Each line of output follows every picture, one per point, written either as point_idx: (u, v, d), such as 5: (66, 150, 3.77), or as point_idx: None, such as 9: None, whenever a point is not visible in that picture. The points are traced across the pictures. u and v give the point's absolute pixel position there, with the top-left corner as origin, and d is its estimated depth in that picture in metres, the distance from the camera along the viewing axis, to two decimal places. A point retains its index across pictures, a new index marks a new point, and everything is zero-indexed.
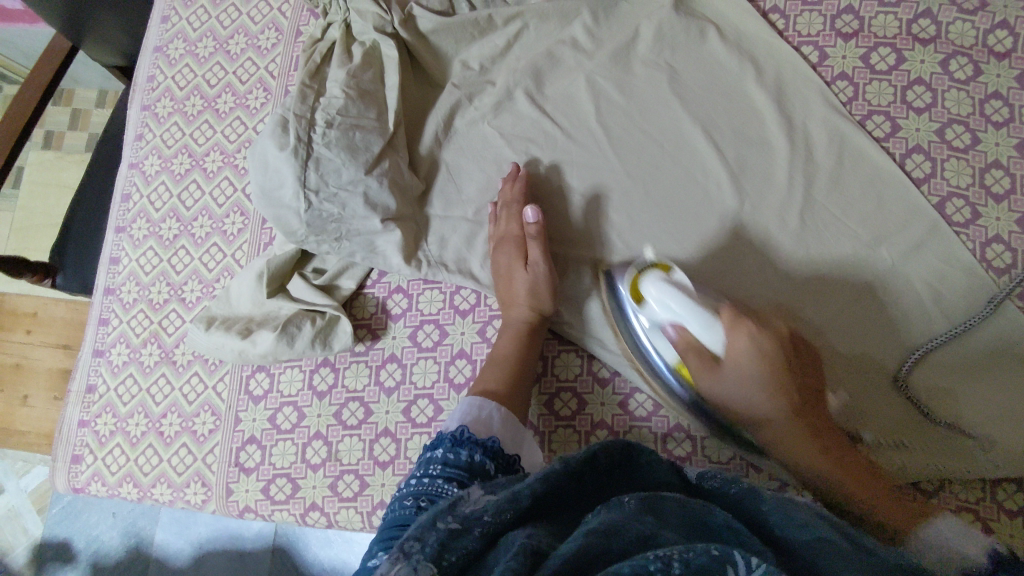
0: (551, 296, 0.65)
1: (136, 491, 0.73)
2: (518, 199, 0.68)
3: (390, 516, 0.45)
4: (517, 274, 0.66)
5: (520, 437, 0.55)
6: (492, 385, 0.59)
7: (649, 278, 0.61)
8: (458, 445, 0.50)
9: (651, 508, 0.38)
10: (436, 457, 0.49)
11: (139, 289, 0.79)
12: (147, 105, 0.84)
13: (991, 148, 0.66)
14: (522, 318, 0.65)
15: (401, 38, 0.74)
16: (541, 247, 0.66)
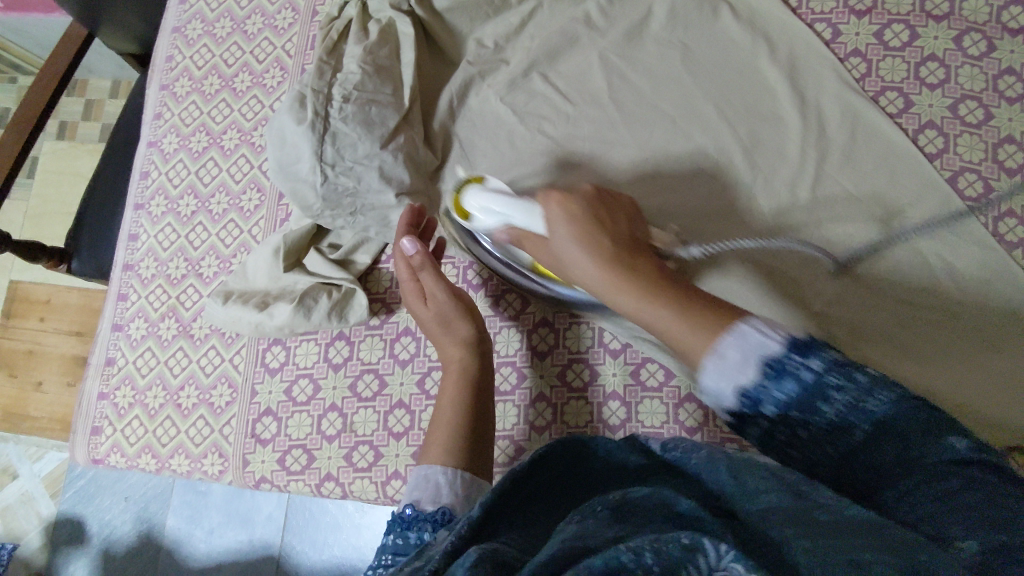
0: (466, 317, 0.66)
1: (154, 462, 0.74)
2: (399, 234, 0.68)
3: None
4: (429, 307, 0.66)
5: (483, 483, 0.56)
6: (446, 439, 0.59)
7: (468, 193, 0.66)
8: (407, 527, 0.50)
9: (618, 513, 0.38)
10: (387, 545, 0.49)
11: (157, 264, 0.80)
12: (165, 84, 0.85)
13: (1004, 123, 0.66)
14: (454, 355, 0.64)
15: (416, 15, 0.75)
16: (429, 264, 0.66)
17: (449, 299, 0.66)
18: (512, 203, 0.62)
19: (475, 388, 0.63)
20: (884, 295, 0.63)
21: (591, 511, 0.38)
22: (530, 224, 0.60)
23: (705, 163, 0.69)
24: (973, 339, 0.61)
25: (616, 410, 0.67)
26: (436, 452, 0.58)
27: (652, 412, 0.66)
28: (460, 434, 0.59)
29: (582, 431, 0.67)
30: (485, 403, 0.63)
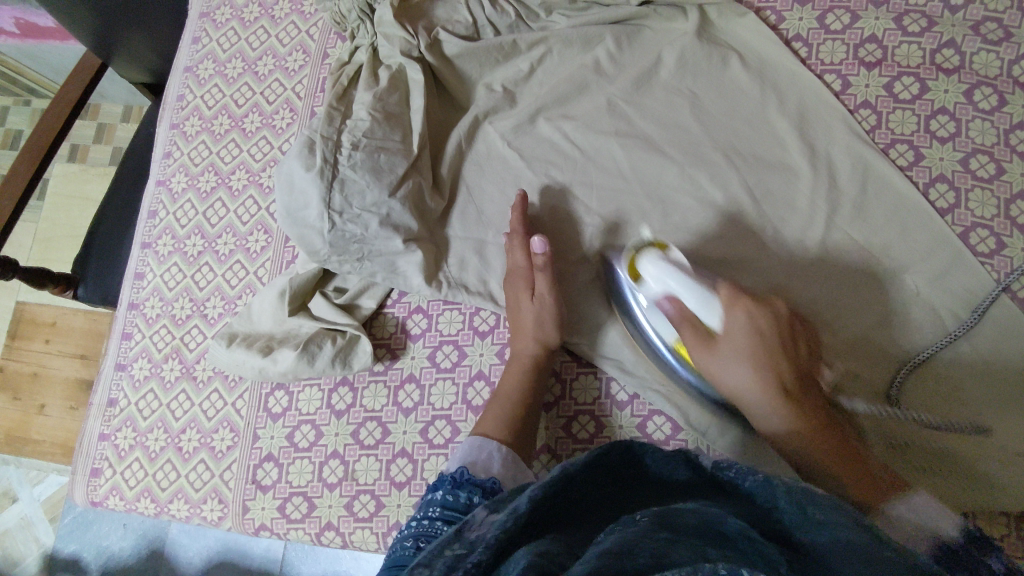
0: (556, 326, 0.66)
1: (153, 506, 0.73)
2: (520, 233, 0.69)
3: (391, 556, 0.47)
4: (523, 304, 0.67)
5: (521, 478, 0.57)
6: (497, 422, 0.61)
7: (648, 257, 0.61)
8: (457, 486, 0.52)
9: (663, 524, 0.35)
10: (436, 499, 0.51)
11: (162, 304, 0.79)
12: (176, 123, 0.86)
13: (1017, 179, 0.66)
14: (532, 350, 0.66)
15: (426, 62, 0.75)
16: (548, 278, 0.66)
17: (546, 306, 0.66)
18: (692, 283, 0.57)
19: (534, 383, 0.65)
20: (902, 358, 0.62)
21: (630, 521, 0.37)
22: (701, 315, 0.57)
23: (712, 213, 0.69)
24: (989, 400, 0.60)
25: None
26: (491, 427, 0.60)
27: None
28: (512, 419, 0.61)
29: None
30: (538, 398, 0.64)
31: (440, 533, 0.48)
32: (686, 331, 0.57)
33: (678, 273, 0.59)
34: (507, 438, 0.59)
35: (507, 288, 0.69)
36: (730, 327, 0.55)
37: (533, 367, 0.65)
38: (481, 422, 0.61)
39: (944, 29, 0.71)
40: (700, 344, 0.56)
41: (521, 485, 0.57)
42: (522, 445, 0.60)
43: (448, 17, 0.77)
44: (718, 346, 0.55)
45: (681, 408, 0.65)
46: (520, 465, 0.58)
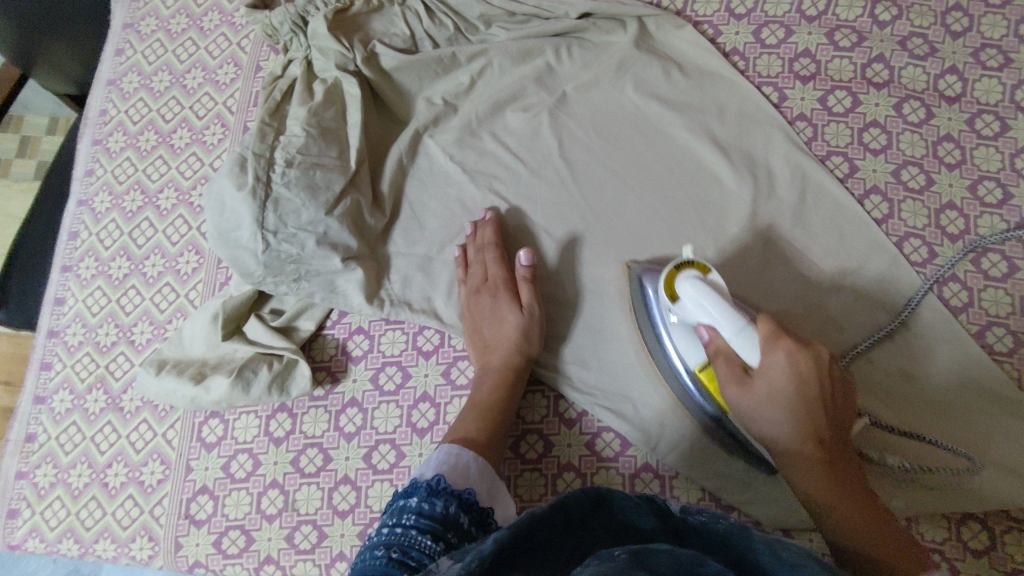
0: (534, 340, 0.65)
1: (76, 548, 0.69)
2: (493, 245, 0.68)
3: (360, 565, 0.44)
4: (509, 315, 0.65)
5: (495, 490, 0.54)
6: (474, 434, 0.59)
7: (684, 276, 0.56)
8: (433, 495, 0.49)
9: (641, 562, 0.35)
10: (410, 505, 0.48)
11: (85, 331, 0.75)
12: (99, 139, 0.82)
13: (944, 190, 0.67)
14: (512, 359, 0.64)
15: (363, 75, 0.73)
16: (532, 290, 0.66)
17: (529, 319, 0.65)
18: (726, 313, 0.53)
19: (508, 396, 0.63)
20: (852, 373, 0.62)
21: (607, 556, 0.36)
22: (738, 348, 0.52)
23: (655, 224, 0.69)
24: (932, 409, 0.60)
25: (571, 480, 0.65)
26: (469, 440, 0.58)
27: (608, 482, 0.64)
28: (488, 434, 0.59)
29: (536, 505, 0.65)
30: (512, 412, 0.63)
31: (414, 543, 0.45)
32: (722, 368, 0.54)
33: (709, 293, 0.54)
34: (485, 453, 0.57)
35: (477, 303, 0.68)
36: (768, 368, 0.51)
37: (507, 379, 0.63)
38: (454, 434, 0.59)
39: (873, 44, 0.73)
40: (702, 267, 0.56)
41: (496, 498, 0.54)
42: (494, 457, 0.58)
43: (385, 30, 0.75)
44: (752, 386, 0.52)
45: (631, 424, 0.64)
46: (494, 475, 0.55)
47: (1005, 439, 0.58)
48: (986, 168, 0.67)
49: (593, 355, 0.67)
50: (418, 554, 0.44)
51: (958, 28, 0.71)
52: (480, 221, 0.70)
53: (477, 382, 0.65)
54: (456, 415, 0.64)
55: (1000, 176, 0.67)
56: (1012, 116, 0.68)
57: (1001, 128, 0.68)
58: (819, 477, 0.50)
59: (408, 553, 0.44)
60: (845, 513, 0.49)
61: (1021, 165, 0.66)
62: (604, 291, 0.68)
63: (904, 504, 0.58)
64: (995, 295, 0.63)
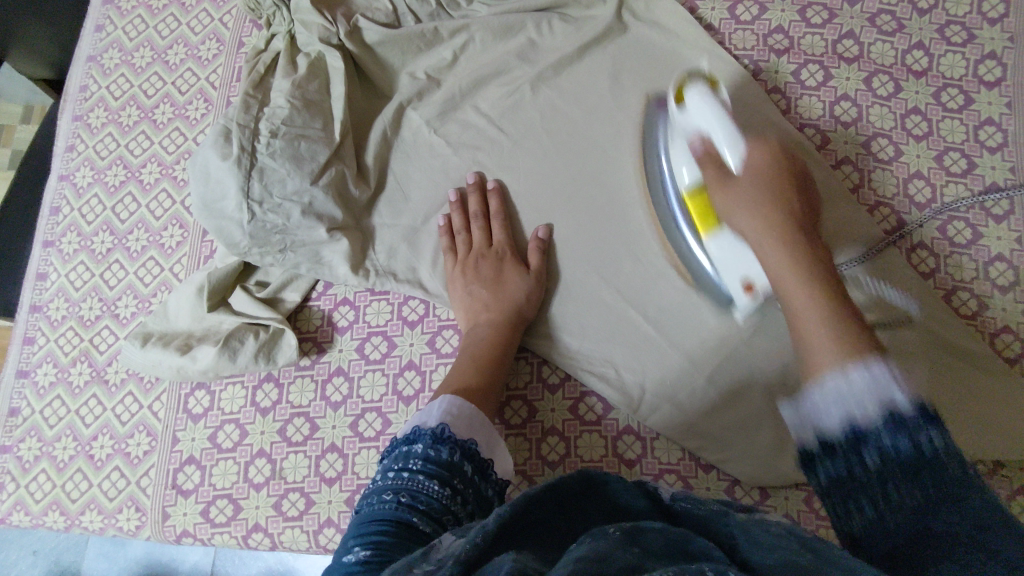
0: (535, 306, 0.68)
1: (63, 520, 0.69)
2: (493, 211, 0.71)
3: (367, 510, 0.46)
4: (514, 278, 0.68)
5: (494, 443, 0.56)
6: (467, 391, 0.60)
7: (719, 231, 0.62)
8: (438, 442, 0.51)
9: (634, 540, 0.37)
10: (415, 452, 0.50)
11: (68, 305, 0.75)
12: (79, 115, 0.81)
13: (912, 160, 0.69)
14: (512, 319, 0.66)
15: (346, 49, 0.74)
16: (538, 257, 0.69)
17: (535, 284, 0.68)
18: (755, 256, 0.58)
19: (503, 352, 0.65)
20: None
21: (600, 534, 0.37)
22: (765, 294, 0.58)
23: (636, 193, 0.70)
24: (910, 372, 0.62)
25: (555, 443, 0.66)
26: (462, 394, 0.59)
27: (591, 445, 0.66)
28: (480, 388, 0.61)
29: (521, 468, 0.66)
30: (505, 370, 0.65)
31: (421, 489, 0.47)
32: None
33: (716, 112, 0.60)
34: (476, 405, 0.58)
35: (469, 266, 0.69)
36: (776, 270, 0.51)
37: (504, 338, 0.66)
38: (448, 388, 0.61)
39: (844, 21, 0.75)
40: (718, 183, 0.58)
41: (496, 453, 0.55)
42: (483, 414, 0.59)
43: (367, 4, 0.76)
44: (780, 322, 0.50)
45: (613, 388, 0.66)
46: (491, 430, 0.56)
47: (976, 398, 0.61)
48: (951, 139, 0.70)
49: (577, 319, 0.69)
50: (426, 498, 0.46)
51: (924, 5, 0.74)
52: (469, 190, 0.72)
53: (467, 337, 0.66)
54: (447, 374, 0.66)
55: (964, 147, 0.69)
56: (975, 90, 0.71)
57: (965, 101, 0.70)
58: (832, 330, 0.44)
59: (416, 497, 0.46)
60: (822, 337, 0.44)
61: (984, 137, 0.69)
62: (586, 258, 0.70)
63: None
64: (959, 261, 0.66)
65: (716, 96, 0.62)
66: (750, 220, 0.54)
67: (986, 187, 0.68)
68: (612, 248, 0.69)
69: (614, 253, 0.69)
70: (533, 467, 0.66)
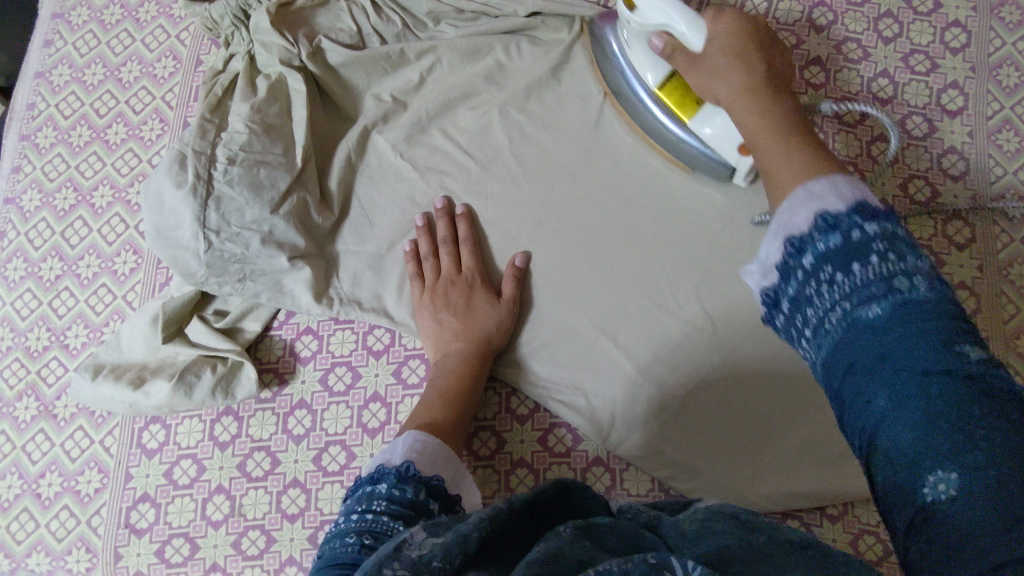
0: (504, 336, 0.67)
1: (8, 563, 0.66)
2: (459, 239, 0.69)
3: (328, 555, 0.43)
4: (481, 308, 0.66)
5: (461, 478, 0.54)
6: (436, 423, 0.59)
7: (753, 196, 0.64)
8: (403, 481, 0.49)
9: (588, 535, 0.37)
10: (380, 492, 0.47)
11: (14, 335, 0.71)
12: (26, 135, 0.78)
13: (877, 189, 0.70)
14: (479, 349, 0.65)
15: (309, 71, 0.72)
16: (505, 285, 0.68)
17: (505, 313, 0.67)
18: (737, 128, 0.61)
19: (473, 382, 0.63)
20: (779, 360, 0.64)
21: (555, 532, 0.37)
22: None
23: (603, 221, 0.70)
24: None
25: (523, 476, 0.65)
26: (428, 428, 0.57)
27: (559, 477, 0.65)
28: (449, 422, 0.60)
29: (488, 502, 0.65)
30: (474, 401, 0.63)
31: (386, 527, 0.44)
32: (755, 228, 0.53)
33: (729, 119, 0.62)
34: (444, 439, 0.57)
35: (437, 295, 0.67)
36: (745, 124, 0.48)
37: (473, 368, 0.64)
38: (415, 420, 0.59)
39: (810, 48, 0.75)
40: (688, 66, 0.57)
41: (461, 486, 0.54)
42: (451, 447, 0.58)
43: (331, 25, 0.74)
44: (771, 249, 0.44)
45: (583, 418, 0.65)
46: (461, 463, 0.55)
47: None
48: (916, 167, 0.70)
49: (546, 348, 0.68)
50: (391, 537, 0.43)
51: (889, 33, 0.74)
52: (437, 215, 0.70)
53: (436, 368, 0.65)
54: (415, 405, 0.64)
55: (928, 175, 0.70)
56: (938, 119, 0.71)
57: (929, 130, 0.71)
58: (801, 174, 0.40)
59: (380, 537, 0.43)
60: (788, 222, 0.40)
61: (947, 165, 0.70)
62: (555, 286, 0.69)
63: (841, 490, 0.61)
64: None
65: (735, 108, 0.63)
66: (731, 79, 0.52)
67: (949, 215, 0.68)
68: (580, 277, 0.69)
69: (584, 282, 0.68)
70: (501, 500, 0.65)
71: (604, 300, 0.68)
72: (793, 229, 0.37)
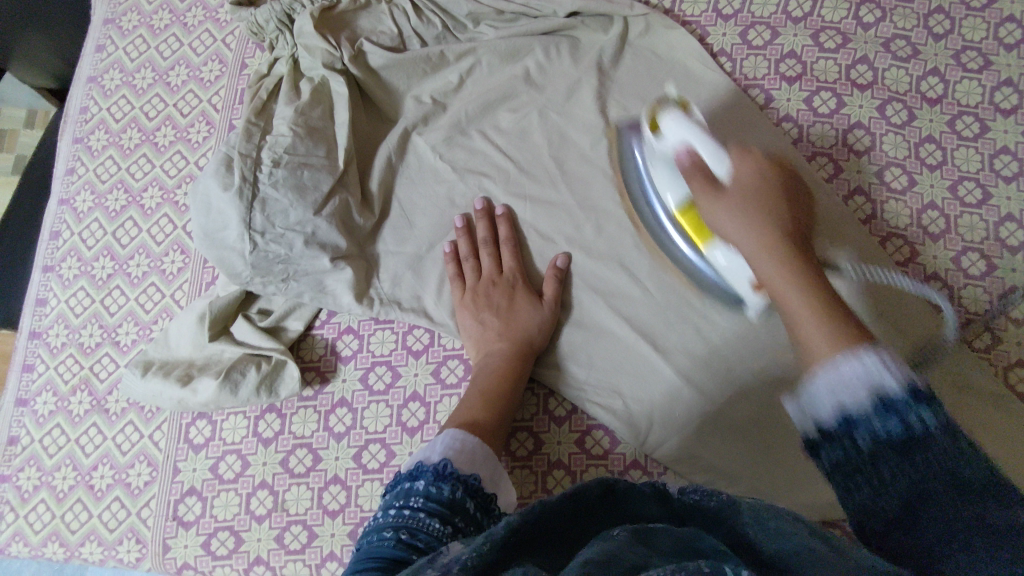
0: (546, 337, 0.67)
1: (62, 551, 0.68)
2: (501, 238, 0.70)
3: (366, 546, 0.44)
4: (525, 309, 0.66)
5: (498, 476, 0.54)
6: (480, 423, 0.59)
7: (671, 117, 0.64)
8: (440, 479, 0.49)
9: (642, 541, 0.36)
10: (417, 489, 0.48)
11: (68, 332, 0.74)
12: (80, 137, 0.80)
13: (926, 191, 0.68)
14: (521, 350, 0.65)
15: (351, 74, 0.73)
16: (547, 287, 0.68)
17: (547, 313, 0.67)
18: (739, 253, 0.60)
19: (513, 383, 0.64)
20: None
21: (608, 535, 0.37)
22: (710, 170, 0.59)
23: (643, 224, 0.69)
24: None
25: (562, 478, 0.65)
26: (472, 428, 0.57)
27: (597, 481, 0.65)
28: (490, 421, 0.60)
29: (527, 502, 0.65)
30: (515, 401, 0.64)
31: (421, 525, 0.45)
32: (698, 182, 0.58)
33: (695, 128, 0.62)
34: (485, 438, 0.57)
35: (477, 297, 0.67)
36: (737, 173, 0.56)
37: (514, 368, 0.64)
38: (457, 418, 0.59)
39: (857, 46, 0.73)
40: (711, 190, 0.57)
41: (498, 485, 0.54)
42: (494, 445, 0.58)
43: (373, 28, 0.75)
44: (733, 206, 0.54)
45: (621, 421, 0.65)
46: (496, 461, 0.55)
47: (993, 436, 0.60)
48: (966, 169, 0.68)
49: (586, 350, 0.67)
50: (425, 534, 0.44)
51: (939, 30, 0.72)
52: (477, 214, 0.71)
53: (478, 369, 0.65)
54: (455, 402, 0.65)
55: (979, 177, 0.68)
56: (991, 118, 0.69)
57: (981, 129, 0.69)
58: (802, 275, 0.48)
59: (415, 533, 0.44)
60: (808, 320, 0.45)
61: (1000, 166, 0.68)
62: (596, 289, 0.68)
63: None
64: (974, 293, 0.64)
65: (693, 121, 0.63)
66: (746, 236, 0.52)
67: (1002, 218, 0.66)
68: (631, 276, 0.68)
69: (625, 285, 0.68)
70: (539, 501, 0.65)
71: (647, 303, 0.67)
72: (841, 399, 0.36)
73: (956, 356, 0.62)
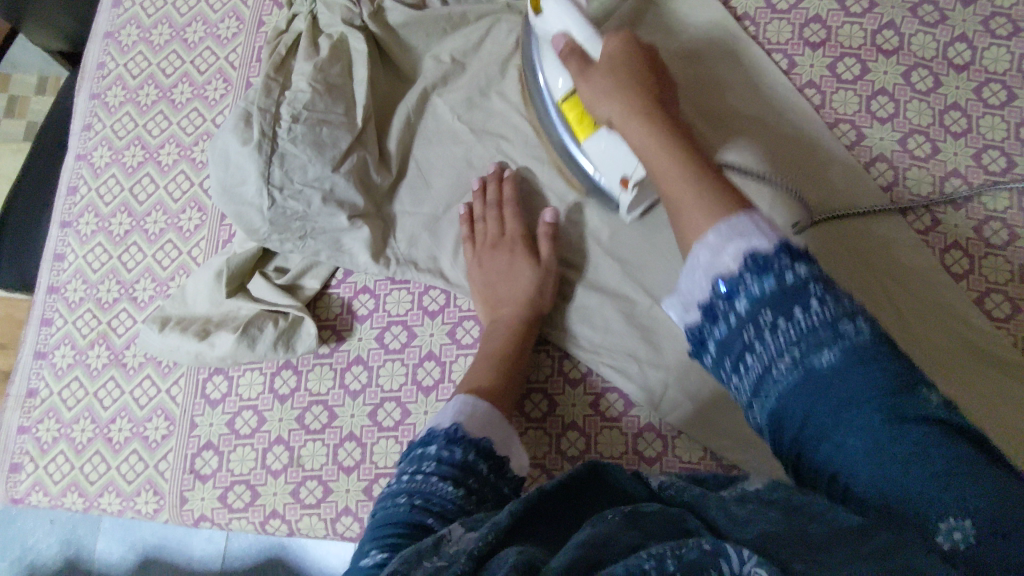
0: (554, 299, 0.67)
1: (81, 501, 0.69)
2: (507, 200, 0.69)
3: (381, 514, 0.44)
4: (529, 271, 0.66)
5: (511, 440, 0.54)
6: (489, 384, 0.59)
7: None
8: (451, 442, 0.49)
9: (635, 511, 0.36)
10: (429, 453, 0.48)
11: (86, 287, 0.74)
12: (97, 93, 0.80)
13: (949, 158, 0.67)
14: (526, 313, 0.65)
15: (370, 31, 0.72)
16: (551, 247, 0.67)
17: (550, 273, 0.67)
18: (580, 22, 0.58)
19: (521, 345, 0.63)
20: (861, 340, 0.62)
21: (605, 511, 0.36)
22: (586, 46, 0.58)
23: None
24: (952, 382, 0.61)
25: (575, 439, 0.66)
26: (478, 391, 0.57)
27: (611, 442, 0.65)
28: (498, 384, 0.59)
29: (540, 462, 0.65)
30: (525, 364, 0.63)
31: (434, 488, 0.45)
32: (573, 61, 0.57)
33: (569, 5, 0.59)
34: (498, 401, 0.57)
35: (487, 259, 0.68)
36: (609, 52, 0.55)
37: (524, 332, 0.64)
38: (468, 382, 0.59)
39: (884, 11, 0.72)
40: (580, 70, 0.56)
41: (511, 450, 0.53)
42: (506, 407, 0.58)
43: None
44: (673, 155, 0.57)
45: (635, 384, 0.65)
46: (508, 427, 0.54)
47: (1007, 399, 0.60)
48: (991, 137, 0.67)
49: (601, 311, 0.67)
50: (439, 499, 0.44)
51: None
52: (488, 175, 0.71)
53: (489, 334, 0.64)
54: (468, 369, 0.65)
55: (1004, 145, 0.67)
56: (1019, 85, 0.68)
57: (1007, 98, 0.68)
58: None
59: (429, 499, 0.44)
60: None
61: None
62: (612, 251, 0.68)
63: None
64: (994, 262, 0.64)
65: (576, 1, 0.60)
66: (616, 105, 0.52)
67: None
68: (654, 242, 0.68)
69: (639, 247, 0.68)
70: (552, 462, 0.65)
71: (665, 267, 0.67)
72: (719, 272, 0.37)
73: (968, 320, 0.62)
